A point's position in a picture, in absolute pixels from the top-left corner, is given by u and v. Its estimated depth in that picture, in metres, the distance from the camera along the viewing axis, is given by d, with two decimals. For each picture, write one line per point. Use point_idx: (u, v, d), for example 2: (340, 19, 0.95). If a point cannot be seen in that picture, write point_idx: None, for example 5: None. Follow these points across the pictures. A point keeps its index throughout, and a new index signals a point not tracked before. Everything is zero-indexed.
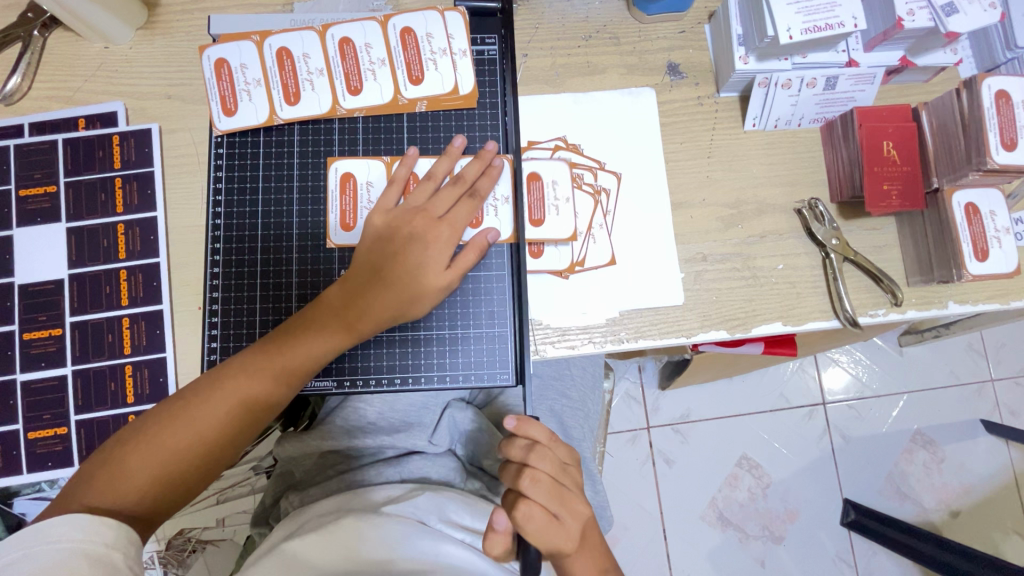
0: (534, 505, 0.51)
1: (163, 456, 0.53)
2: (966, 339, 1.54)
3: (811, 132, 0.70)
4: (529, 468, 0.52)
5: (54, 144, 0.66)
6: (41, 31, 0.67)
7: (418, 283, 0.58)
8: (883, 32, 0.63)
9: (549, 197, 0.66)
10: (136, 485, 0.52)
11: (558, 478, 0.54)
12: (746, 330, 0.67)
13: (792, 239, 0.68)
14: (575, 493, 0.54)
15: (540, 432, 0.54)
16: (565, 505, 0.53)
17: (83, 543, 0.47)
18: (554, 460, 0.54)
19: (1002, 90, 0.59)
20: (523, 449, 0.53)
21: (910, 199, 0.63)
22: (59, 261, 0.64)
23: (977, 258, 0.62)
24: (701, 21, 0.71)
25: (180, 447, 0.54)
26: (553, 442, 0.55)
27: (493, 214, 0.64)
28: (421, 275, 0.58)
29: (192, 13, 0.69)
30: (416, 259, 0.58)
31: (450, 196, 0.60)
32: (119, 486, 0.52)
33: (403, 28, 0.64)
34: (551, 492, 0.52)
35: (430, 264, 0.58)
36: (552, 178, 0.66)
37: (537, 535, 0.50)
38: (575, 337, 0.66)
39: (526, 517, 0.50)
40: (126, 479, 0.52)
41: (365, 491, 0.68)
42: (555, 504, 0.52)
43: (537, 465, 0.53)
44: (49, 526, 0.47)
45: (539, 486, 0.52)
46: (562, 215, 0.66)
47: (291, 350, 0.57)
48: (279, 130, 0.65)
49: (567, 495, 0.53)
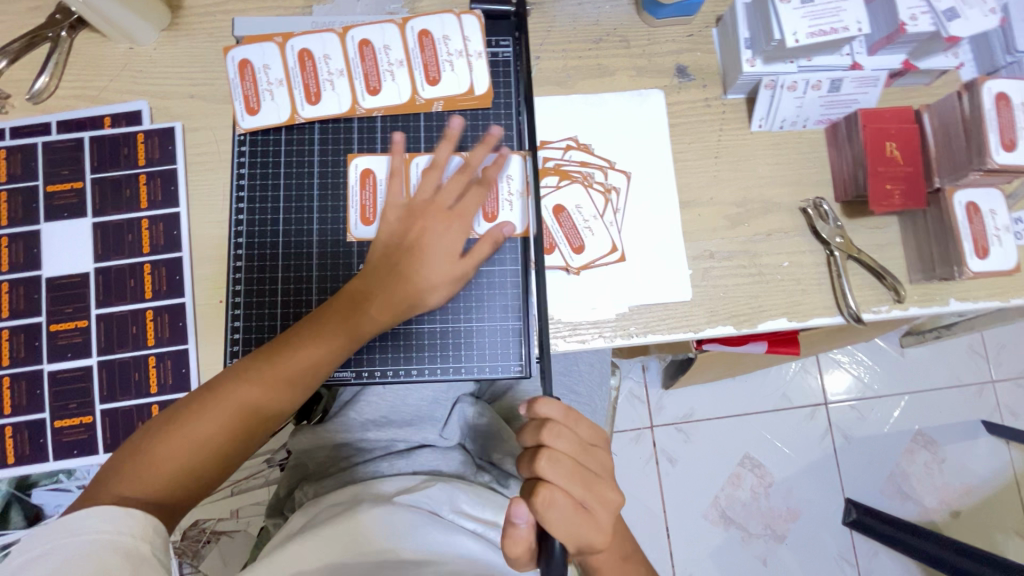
0: (554, 488, 0.52)
1: (188, 447, 0.55)
2: (967, 340, 1.56)
3: (816, 133, 0.72)
4: (546, 449, 0.54)
5: (80, 142, 0.68)
6: (68, 33, 0.69)
7: (431, 274, 0.60)
8: (886, 36, 0.64)
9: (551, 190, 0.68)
10: (164, 475, 0.54)
11: (577, 458, 0.55)
12: (752, 326, 0.68)
13: (797, 237, 0.70)
14: (595, 472, 0.55)
15: (553, 410, 0.55)
16: (586, 485, 0.54)
17: (109, 535, 0.48)
18: (573, 438, 0.55)
19: (1002, 93, 0.60)
20: (536, 431, 0.55)
21: (913, 198, 0.65)
22: (85, 255, 0.66)
23: (977, 255, 0.64)
24: (709, 25, 0.73)
25: (205, 438, 0.56)
26: (569, 419, 0.56)
27: (508, 208, 0.66)
28: (433, 268, 0.60)
29: (214, 15, 0.71)
30: (430, 250, 0.60)
31: (458, 185, 0.62)
32: (148, 476, 0.54)
33: (421, 31, 0.66)
34: (572, 474, 0.53)
35: (443, 255, 0.60)
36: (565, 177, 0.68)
37: (561, 522, 0.51)
38: (585, 332, 0.68)
39: (548, 501, 0.52)
40: (153, 469, 0.54)
41: (378, 482, 0.70)
42: (575, 485, 0.53)
43: (554, 444, 0.54)
44: (80, 520, 0.48)
45: (558, 465, 0.53)
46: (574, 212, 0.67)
47: (308, 343, 0.58)
48: (300, 129, 0.67)
49: (588, 476, 0.54)
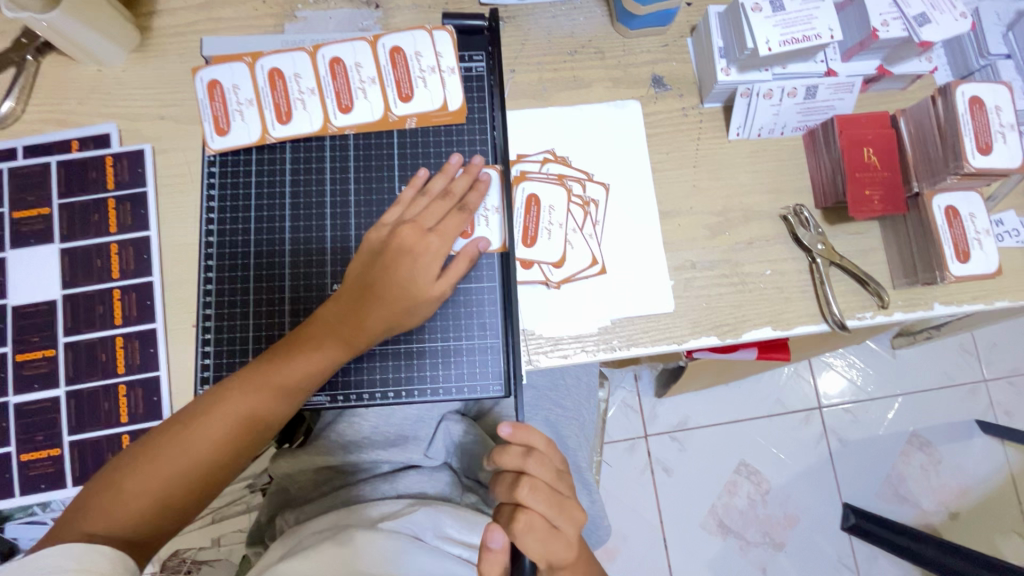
0: (532, 513, 0.49)
1: (159, 483, 0.53)
2: (958, 340, 1.56)
3: (794, 140, 0.72)
4: (528, 477, 0.50)
5: (48, 166, 0.66)
6: (34, 56, 0.68)
7: (409, 294, 0.58)
8: (858, 42, 0.65)
9: (544, 220, 0.68)
10: (133, 512, 0.52)
11: (554, 483, 0.52)
12: (736, 336, 0.67)
13: (779, 245, 0.69)
14: (572, 499, 0.52)
15: (538, 438, 0.52)
16: (563, 512, 0.50)
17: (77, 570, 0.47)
18: (551, 466, 0.52)
19: (976, 97, 0.60)
20: (521, 457, 0.50)
21: (891, 203, 0.64)
22: (52, 282, 0.64)
23: (958, 259, 0.63)
24: (683, 35, 0.73)
25: (178, 471, 0.54)
26: (550, 450, 0.53)
27: (484, 224, 0.65)
28: (411, 287, 0.58)
29: (185, 36, 0.70)
30: (409, 268, 0.58)
31: (440, 208, 0.61)
32: (117, 514, 0.52)
33: (393, 48, 0.65)
34: (550, 501, 0.50)
35: (423, 275, 0.58)
36: (548, 204, 0.68)
37: (537, 544, 0.48)
38: (568, 346, 0.67)
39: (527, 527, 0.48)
40: (123, 505, 0.52)
41: (360, 508, 0.69)
42: (551, 511, 0.50)
43: (535, 472, 0.50)
44: (42, 559, 0.46)
45: (538, 494, 0.49)
46: (553, 239, 0.67)
47: (287, 372, 0.57)
48: (271, 148, 0.66)
49: (564, 501, 0.51)
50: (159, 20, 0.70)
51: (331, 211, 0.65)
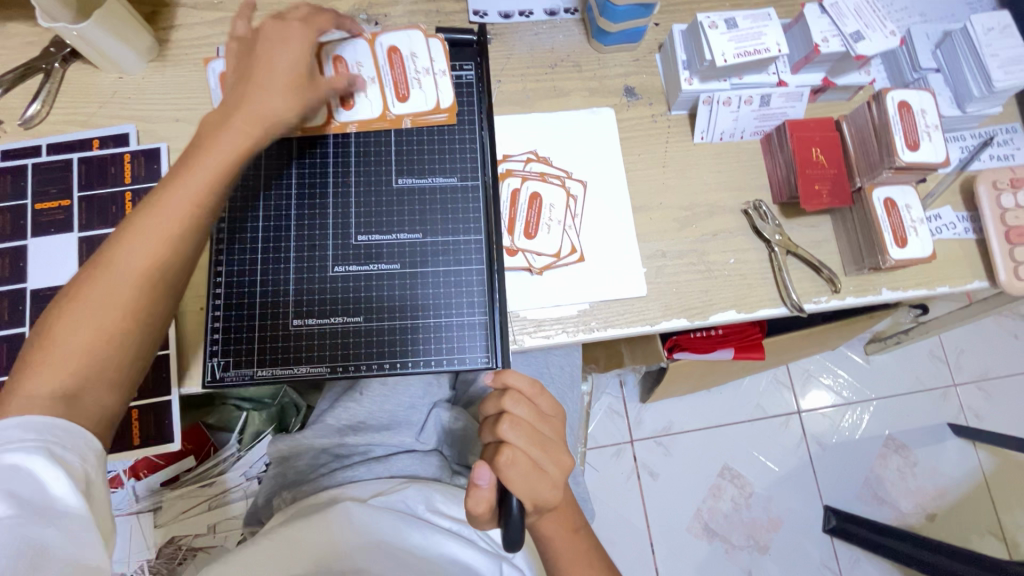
0: (516, 449, 0.52)
1: (137, 248, 0.50)
2: (927, 346, 1.63)
3: (753, 143, 0.80)
4: (507, 414, 0.53)
5: (69, 163, 0.72)
6: (61, 64, 0.75)
7: (270, 103, 0.57)
8: (804, 56, 0.73)
9: (545, 217, 0.74)
10: (76, 360, 0.47)
11: (536, 424, 0.54)
12: (704, 318, 0.74)
13: (741, 236, 0.76)
14: (553, 438, 0.55)
15: (519, 380, 0.55)
16: (545, 450, 0.53)
17: (48, 443, 0.43)
18: (533, 407, 0.55)
19: (904, 101, 0.69)
20: (498, 399, 0.54)
21: (839, 197, 0.72)
22: (70, 267, 0.69)
23: (897, 245, 0.70)
24: (652, 51, 0.81)
25: (135, 289, 0.50)
26: (533, 391, 0.56)
27: (546, 231, 0.74)
28: (268, 83, 0.57)
29: (200, 47, 0.77)
30: (254, 98, 0.57)
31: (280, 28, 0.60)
32: (61, 356, 0.47)
33: (390, 47, 0.73)
34: (531, 437, 0.53)
35: (279, 68, 0.58)
36: (549, 202, 0.75)
37: (520, 479, 0.51)
38: (550, 328, 0.72)
39: (510, 461, 0.51)
40: (67, 352, 0.47)
41: (354, 486, 0.72)
42: (534, 449, 0.53)
43: (514, 410, 0.54)
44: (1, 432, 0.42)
45: (518, 429, 0.53)
46: (553, 233, 0.74)
47: (225, 115, 0.56)
48: (279, 145, 0.72)
49: (547, 441, 0.54)
50: (176, 34, 0.78)
51: (333, 201, 0.71)
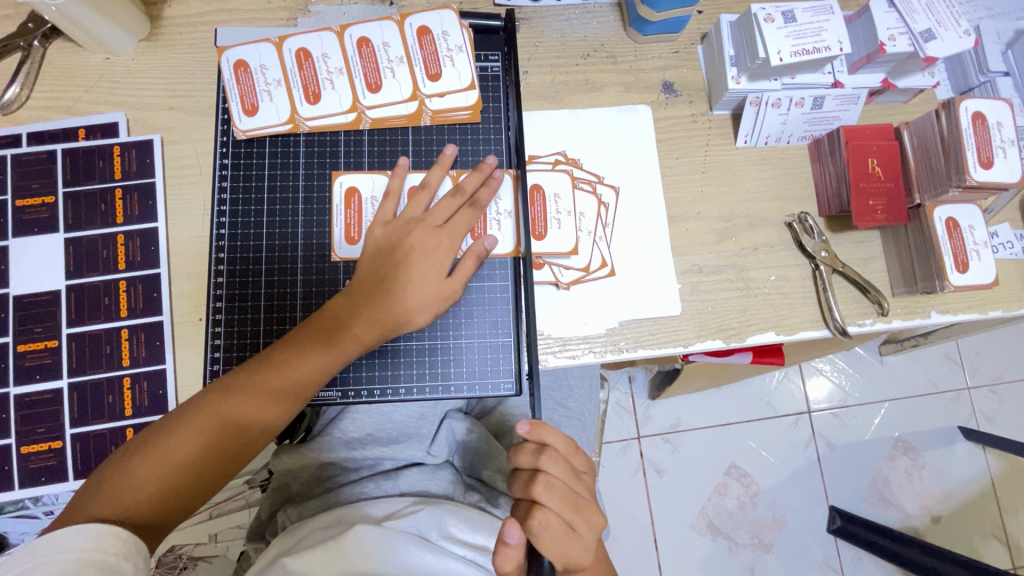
0: (548, 513, 0.48)
1: (253, 398, 0.55)
2: (944, 348, 1.60)
3: (799, 149, 0.73)
4: (543, 474, 0.49)
5: (52, 154, 0.65)
6: (41, 42, 0.67)
7: (419, 293, 0.58)
8: (865, 55, 0.67)
9: (551, 210, 0.67)
10: (159, 483, 0.52)
11: (571, 483, 0.50)
12: (741, 340, 0.69)
13: (783, 251, 0.71)
14: (588, 497, 0.51)
15: (555, 438, 0.52)
16: (580, 512, 0.49)
17: (97, 549, 0.47)
18: (569, 465, 0.51)
19: (979, 112, 0.62)
20: (535, 455, 0.50)
21: (894, 214, 0.66)
22: (56, 271, 0.63)
23: (957, 270, 0.65)
24: (694, 42, 0.74)
25: (224, 439, 0.54)
26: (569, 449, 0.52)
27: (495, 228, 0.65)
28: (418, 282, 0.58)
29: (196, 26, 0.70)
30: (422, 265, 0.58)
31: (450, 205, 0.61)
32: (151, 474, 0.52)
33: (420, 28, 0.65)
34: (566, 497, 0.49)
35: (434, 271, 0.59)
36: (553, 192, 0.68)
37: (551, 542, 0.48)
38: (576, 347, 0.67)
39: (543, 526, 0.47)
40: (152, 473, 0.52)
41: (364, 504, 0.68)
42: (569, 511, 0.49)
43: (549, 469, 0.50)
44: (60, 537, 0.46)
45: (553, 492, 0.49)
46: (563, 228, 0.67)
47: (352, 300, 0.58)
48: (286, 141, 0.66)
49: (582, 501, 0.50)
50: (169, 10, 0.70)
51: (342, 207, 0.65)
